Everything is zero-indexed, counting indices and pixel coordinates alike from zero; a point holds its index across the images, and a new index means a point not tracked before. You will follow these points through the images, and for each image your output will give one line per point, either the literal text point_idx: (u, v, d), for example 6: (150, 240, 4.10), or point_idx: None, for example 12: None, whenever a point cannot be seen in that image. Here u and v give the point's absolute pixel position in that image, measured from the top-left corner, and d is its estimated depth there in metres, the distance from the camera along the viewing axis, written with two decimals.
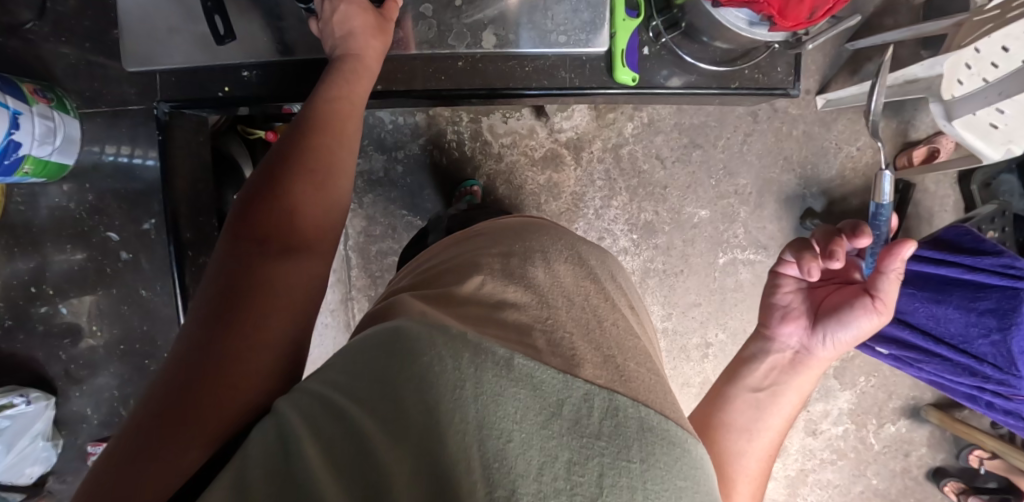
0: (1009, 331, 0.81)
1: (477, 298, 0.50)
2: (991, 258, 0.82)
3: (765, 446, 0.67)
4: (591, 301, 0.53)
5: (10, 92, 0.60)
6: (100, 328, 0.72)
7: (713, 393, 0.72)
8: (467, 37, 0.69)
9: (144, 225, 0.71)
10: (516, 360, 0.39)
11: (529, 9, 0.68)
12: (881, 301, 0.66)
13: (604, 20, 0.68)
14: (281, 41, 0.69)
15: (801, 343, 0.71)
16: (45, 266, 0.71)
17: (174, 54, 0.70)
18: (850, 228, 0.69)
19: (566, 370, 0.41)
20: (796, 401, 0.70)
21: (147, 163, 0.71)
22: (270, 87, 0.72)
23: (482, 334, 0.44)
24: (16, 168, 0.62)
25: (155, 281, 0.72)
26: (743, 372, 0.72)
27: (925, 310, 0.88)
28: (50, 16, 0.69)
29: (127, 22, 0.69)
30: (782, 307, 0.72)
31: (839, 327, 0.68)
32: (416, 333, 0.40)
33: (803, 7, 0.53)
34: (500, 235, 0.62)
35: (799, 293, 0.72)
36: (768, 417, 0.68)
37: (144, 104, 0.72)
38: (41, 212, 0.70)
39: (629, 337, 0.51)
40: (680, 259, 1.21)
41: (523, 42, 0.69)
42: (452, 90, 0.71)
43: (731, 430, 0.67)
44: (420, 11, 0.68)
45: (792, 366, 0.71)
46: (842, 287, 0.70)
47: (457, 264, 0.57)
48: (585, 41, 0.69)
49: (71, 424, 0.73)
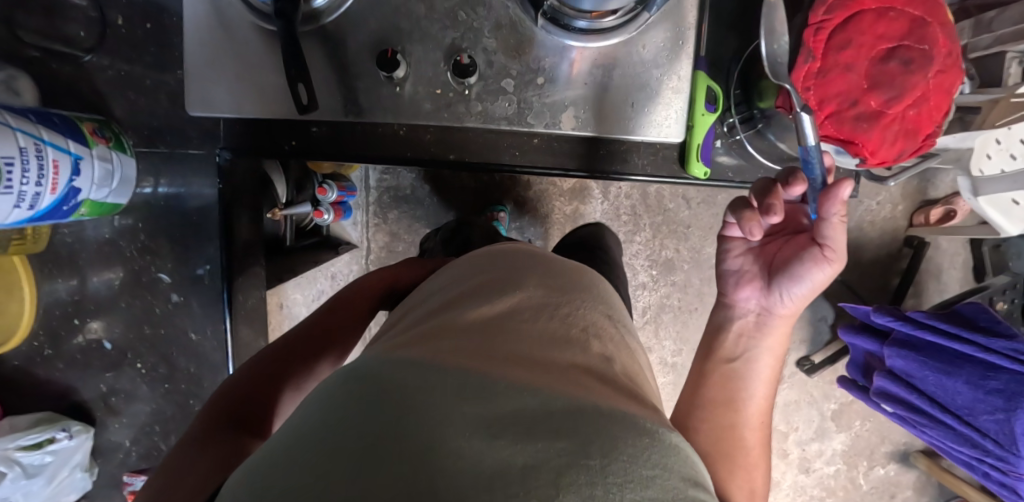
0: (1014, 412, 0.85)
1: (445, 312, 0.48)
2: (1004, 341, 0.86)
3: (754, 418, 0.65)
4: (562, 309, 0.49)
5: (71, 135, 0.58)
6: (144, 366, 0.71)
7: (695, 371, 0.69)
8: (545, 116, 0.61)
9: (198, 270, 0.69)
10: (467, 380, 0.36)
11: (607, 98, 0.61)
12: (829, 250, 0.59)
13: (682, 112, 0.61)
14: (353, 101, 0.62)
15: (761, 305, 0.65)
16: (90, 300, 0.69)
17: (243, 103, 0.63)
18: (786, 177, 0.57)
19: (529, 381, 0.37)
20: (772, 361, 0.66)
21: (199, 192, 0.68)
22: (336, 148, 0.64)
23: (438, 350, 0.40)
24: (72, 212, 0.60)
25: (203, 325, 0.70)
26: (715, 346, 0.68)
27: (935, 380, 0.93)
28: (108, 46, 0.64)
29: (191, 64, 0.62)
30: (735, 272, 0.66)
31: (792, 282, 0.62)
32: (374, 375, 0.38)
33: (893, 150, 0.50)
34: (476, 260, 0.58)
35: (750, 254, 0.66)
36: (751, 386, 0.66)
37: (202, 149, 0.67)
38: (89, 246, 0.69)
39: (603, 346, 0.47)
40: (697, 296, 1.24)
41: (606, 130, 0.61)
42: (526, 167, 0.65)
43: (716, 405, 0.66)
44: (500, 85, 0.61)
45: (757, 329, 0.66)
46: (790, 239, 0.63)
47: (434, 286, 0.55)
48: (662, 132, 0.61)
49: (106, 453, 0.73)
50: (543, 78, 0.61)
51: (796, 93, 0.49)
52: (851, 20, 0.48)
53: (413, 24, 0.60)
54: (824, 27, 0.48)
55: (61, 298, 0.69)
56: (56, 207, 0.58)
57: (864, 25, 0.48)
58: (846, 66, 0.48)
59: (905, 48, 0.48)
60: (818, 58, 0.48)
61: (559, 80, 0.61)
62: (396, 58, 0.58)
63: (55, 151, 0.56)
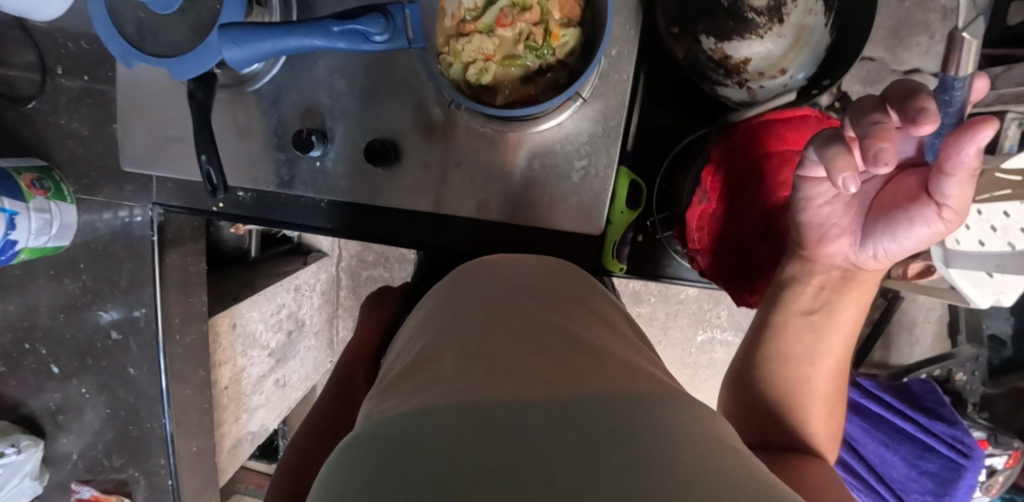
0: (943, 497, 0.85)
1: (430, 337, 0.37)
2: (944, 426, 0.86)
3: (833, 369, 0.51)
4: (554, 290, 0.41)
5: (5, 191, 0.60)
6: (90, 392, 0.75)
7: (757, 321, 0.55)
8: (462, 202, 0.62)
9: (134, 312, 0.72)
10: (478, 414, 0.27)
11: (525, 187, 0.61)
12: (949, 209, 0.42)
13: (602, 208, 0.60)
14: (280, 170, 0.63)
15: (849, 260, 0.50)
16: (38, 327, 0.73)
17: (171, 164, 0.65)
18: (906, 114, 0.40)
19: (550, 392, 0.29)
20: (858, 314, 0.51)
21: (136, 220, 0.70)
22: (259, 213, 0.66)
23: (427, 391, 0.31)
24: (11, 259, 0.63)
25: (141, 362, 0.73)
26: (786, 296, 0.52)
27: (874, 448, 0.91)
28: (49, 95, 0.67)
29: (124, 121, 0.65)
30: (818, 221, 0.50)
31: (892, 234, 0.46)
32: (361, 460, 0.26)
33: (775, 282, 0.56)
34: (466, 271, 0.46)
35: (840, 201, 0.49)
36: (830, 338, 0.51)
37: (138, 201, 0.70)
38: (38, 279, 0.72)
39: (611, 325, 0.40)
40: (660, 329, 1.24)
41: (523, 220, 0.61)
42: (445, 244, 0.65)
43: (789, 360, 0.51)
44: (421, 167, 0.61)
45: (841, 283, 0.50)
46: (898, 179, 0.46)
47: (422, 317, 0.43)
48: (580, 225, 0.60)
49: (57, 462, 0.76)
50: (463, 163, 0.61)
51: (690, 229, 0.56)
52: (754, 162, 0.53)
53: (337, 99, 0.61)
54: (720, 169, 0.54)
55: (14, 315, 0.73)
56: None
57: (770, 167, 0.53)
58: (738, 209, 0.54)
59: None
60: (713, 199, 0.55)
61: (480, 167, 0.61)
62: (310, 139, 0.58)
63: None
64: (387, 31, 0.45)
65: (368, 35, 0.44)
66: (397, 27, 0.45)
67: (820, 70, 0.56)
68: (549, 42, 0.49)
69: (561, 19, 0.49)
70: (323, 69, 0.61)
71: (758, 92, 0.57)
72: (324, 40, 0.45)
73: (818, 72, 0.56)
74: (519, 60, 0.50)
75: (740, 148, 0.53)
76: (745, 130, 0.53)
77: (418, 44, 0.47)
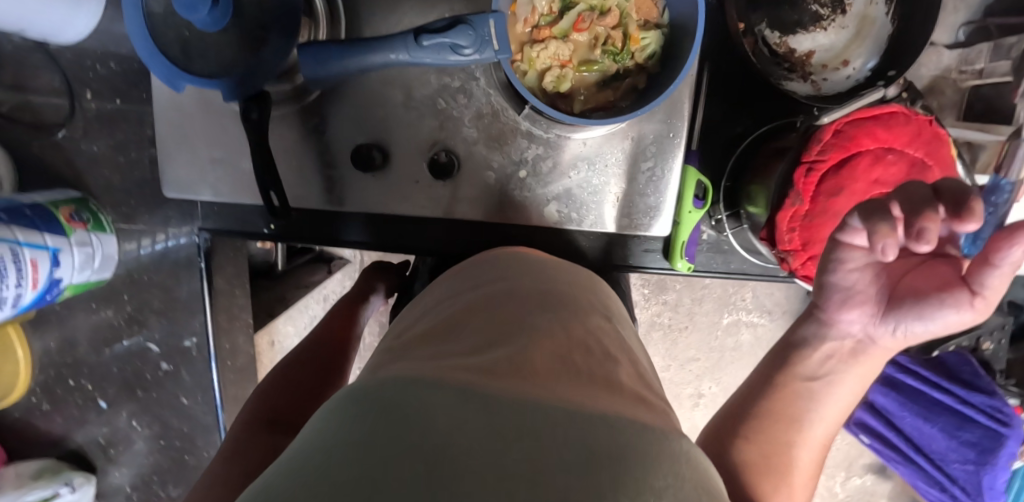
0: (985, 466, 0.87)
1: (456, 313, 0.43)
2: (983, 397, 0.85)
3: (820, 439, 0.53)
4: (568, 296, 0.46)
5: (48, 229, 0.57)
6: (140, 424, 0.73)
7: (756, 378, 0.57)
8: (525, 211, 0.61)
9: (184, 342, 0.70)
10: (485, 388, 0.32)
11: (590, 192, 0.60)
12: (983, 298, 0.44)
13: (667, 208, 0.60)
14: (333, 190, 0.61)
15: (865, 331, 0.50)
16: (82, 362, 0.71)
17: (218, 186, 0.63)
18: (954, 207, 0.41)
19: (551, 389, 0.34)
20: (856, 390, 0.54)
21: (178, 243, 0.68)
22: (311, 233, 0.64)
23: (445, 357, 0.36)
24: (56, 297, 0.60)
25: (194, 392, 0.72)
26: (792, 358, 0.55)
27: (912, 422, 0.92)
28: (80, 122, 0.65)
29: (165, 147, 0.63)
30: (843, 289, 0.49)
31: (918, 318, 0.46)
32: (390, 386, 0.32)
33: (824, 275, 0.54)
34: (485, 264, 0.51)
35: (868, 269, 0.48)
36: (823, 409, 0.53)
37: (182, 227, 0.67)
38: (80, 313, 0.70)
39: (622, 347, 0.44)
40: (687, 315, 1.10)
41: (588, 225, 0.61)
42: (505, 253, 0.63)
43: (779, 420, 0.53)
44: (481, 180, 0.60)
45: (851, 356, 0.53)
46: (931, 265, 0.47)
47: (426, 307, 0.47)
48: (646, 227, 0.61)
49: (109, 496, 0.74)
50: (526, 171, 0.60)
51: (782, 231, 0.52)
52: (845, 164, 0.50)
53: (392, 112, 0.59)
54: (816, 169, 0.50)
55: (55, 351, 0.70)
56: (39, 299, 0.58)
57: (859, 168, 0.50)
58: (835, 213, 0.50)
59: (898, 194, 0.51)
60: (808, 201, 0.50)
61: (543, 173, 0.60)
62: (372, 153, 0.58)
63: (32, 250, 0.55)
64: (475, 43, 0.43)
65: (457, 48, 0.43)
66: (484, 38, 0.43)
67: (885, 60, 0.57)
68: (628, 46, 0.50)
69: (639, 21, 0.50)
70: (375, 82, 0.58)
71: (822, 84, 0.58)
72: (408, 55, 0.44)
73: (884, 60, 0.57)
74: (597, 65, 0.50)
75: (835, 139, 0.49)
76: (834, 130, 0.49)
77: (503, 55, 0.45)
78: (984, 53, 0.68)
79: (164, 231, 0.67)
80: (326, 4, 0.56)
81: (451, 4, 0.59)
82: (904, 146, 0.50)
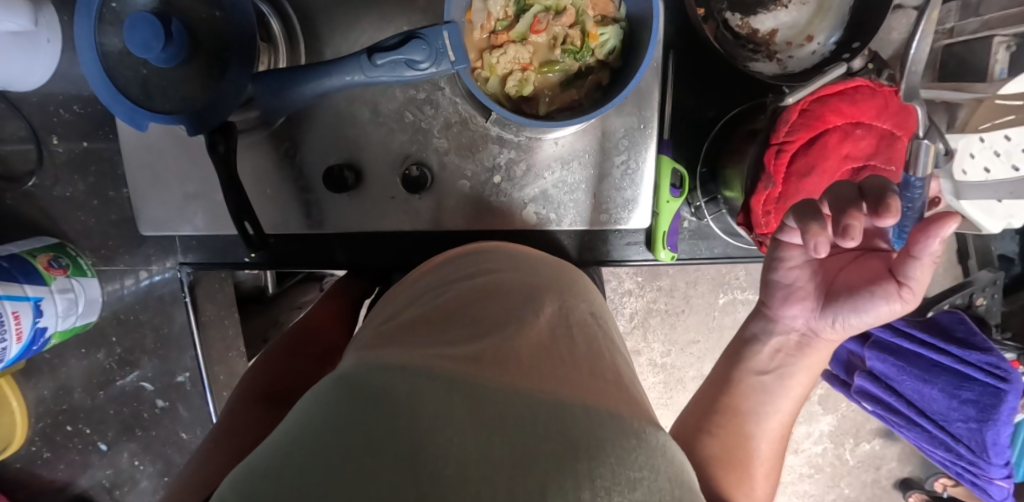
0: (987, 424, 0.77)
1: (443, 299, 0.43)
2: (978, 354, 0.76)
3: (778, 430, 0.57)
4: (553, 284, 0.46)
5: (27, 279, 0.57)
6: (143, 463, 0.72)
7: (718, 372, 0.60)
8: (503, 215, 0.60)
9: (178, 378, 0.70)
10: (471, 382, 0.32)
11: (568, 191, 0.60)
12: (909, 289, 0.45)
13: (645, 199, 0.60)
14: (310, 213, 0.61)
15: (808, 325, 0.53)
16: (77, 407, 0.70)
17: (195, 221, 0.63)
18: (872, 204, 0.43)
19: (535, 382, 0.34)
20: (807, 381, 0.56)
21: (156, 278, 0.67)
22: (288, 257, 0.63)
23: (432, 345, 0.36)
24: (43, 346, 0.60)
25: (194, 426, 0.72)
26: (744, 354, 0.57)
27: (912, 385, 0.82)
28: (49, 169, 0.64)
29: (137, 187, 0.63)
30: (785, 286, 0.52)
31: (853, 313, 0.48)
32: (377, 376, 0.33)
33: None
34: (465, 252, 0.51)
35: (807, 267, 0.51)
36: (778, 402, 0.56)
37: (162, 263, 0.66)
38: (71, 359, 0.69)
39: (604, 332, 0.44)
40: (683, 299, 1.01)
41: (568, 224, 0.61)
42: None
43: (738, 414, 0.57)
44: (458, 190, 0.60)
45: (797, 349, 0.55)
46: (861, 261, 0.49)
47: (416, 290, 0.47)
48: (624, 220, 0.60)
49: None
50: (500, 176, 0.60)
51: (757, 215, 0.52)
52: (813, 143, 0.51)
53: (359, 130, 0.59)
54: (785, 150, 0.50)
55: (49, 400, 0.70)
56: (24, 350, 0.58)
57: (828, 145, 0.51)
58: (808, 192, 0.52)
59: (869, 167, 0.52)
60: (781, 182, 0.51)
61: (517, 177, 0.59)
62: (343, 175, 0.57)
63: (12, 302, 0.55)
64: (430, 57, 0.44)
65: (412, 63, 0.44)
66: (439, 50, 0.44)
67: (849, 32, 0.56)
68: (588, 43, 0.50)
69: (596, 17, 0.50)
70: (340, 101, 0.58)
71: (788, 62, 0.58)
72: (362, 74, 0.45)
73: (847, 33, 0.56)
74: (558, 65, 0.50)
75: (801, 119, 0.50)
76: (801, 109, 0.50)
77: (461, 66, 0.45)
78: (953, 12, 0.71)
79: (144, 269, 0.67)
80: (283, 28, 0.57)
81: (409, 16, 0.59)
82: (871, 120, 0.51)
